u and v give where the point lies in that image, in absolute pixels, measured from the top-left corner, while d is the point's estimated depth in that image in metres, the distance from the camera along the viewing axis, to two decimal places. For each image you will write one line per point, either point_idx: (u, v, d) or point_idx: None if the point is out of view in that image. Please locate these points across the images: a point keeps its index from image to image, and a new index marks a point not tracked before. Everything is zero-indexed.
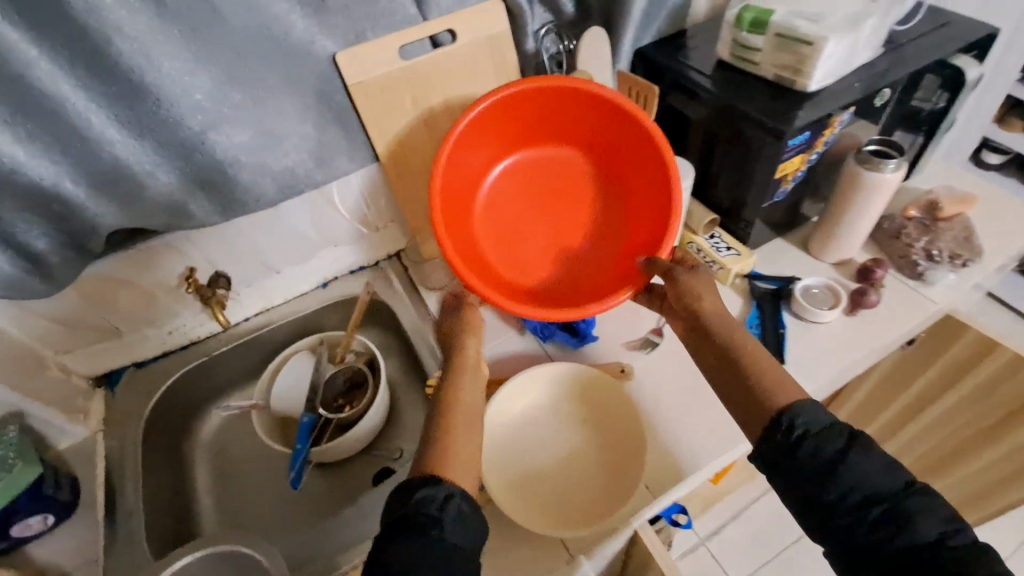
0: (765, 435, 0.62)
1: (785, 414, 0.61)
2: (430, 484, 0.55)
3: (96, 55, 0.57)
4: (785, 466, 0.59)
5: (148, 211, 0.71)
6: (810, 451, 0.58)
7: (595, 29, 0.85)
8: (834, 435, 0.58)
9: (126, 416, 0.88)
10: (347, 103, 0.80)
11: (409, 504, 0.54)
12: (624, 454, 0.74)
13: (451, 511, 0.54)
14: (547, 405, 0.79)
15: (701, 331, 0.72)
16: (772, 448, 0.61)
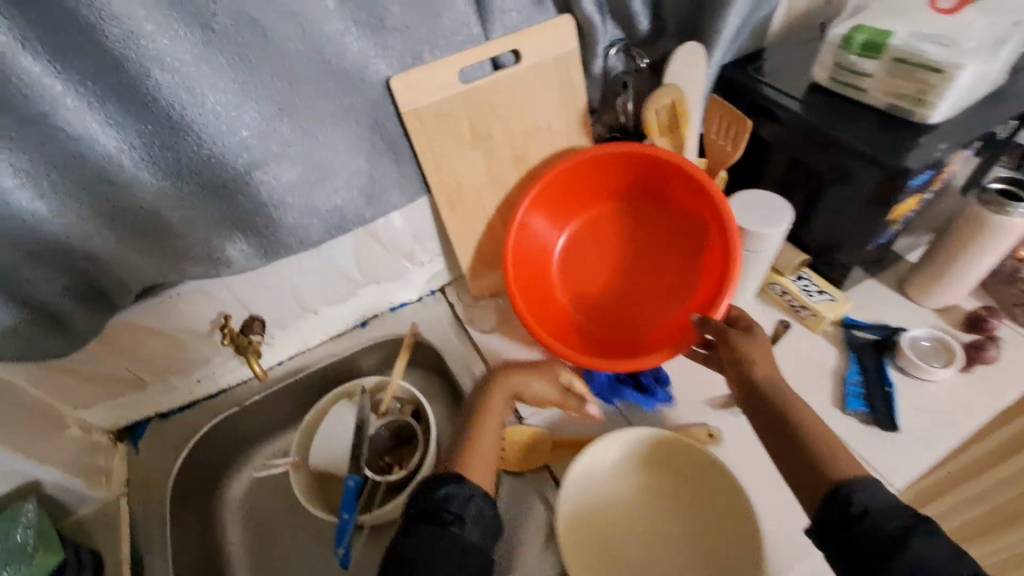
0: (819, 505, 0.52)
1: (842, 486, 0.51)
2: (454, 483, 0.60)
3: (132, 90, 0.49)
4: (840, 547, 0.50)
5: (183, 261, 0.62)
6: (868, 529, 0.48)
7: (692, 44, 0.71)
8: (897, 512, 0.48)
9: (151, 475, 0.80)
10: (400, 132, 0.72)
11: (434, 499, 0.59)
12: (720, 523, 0.65)
13: (472, 510, 0.59)
14: (613, 476, 0.70)
15: (753, 396, 0.63)
16: (827, 525, 0.51)
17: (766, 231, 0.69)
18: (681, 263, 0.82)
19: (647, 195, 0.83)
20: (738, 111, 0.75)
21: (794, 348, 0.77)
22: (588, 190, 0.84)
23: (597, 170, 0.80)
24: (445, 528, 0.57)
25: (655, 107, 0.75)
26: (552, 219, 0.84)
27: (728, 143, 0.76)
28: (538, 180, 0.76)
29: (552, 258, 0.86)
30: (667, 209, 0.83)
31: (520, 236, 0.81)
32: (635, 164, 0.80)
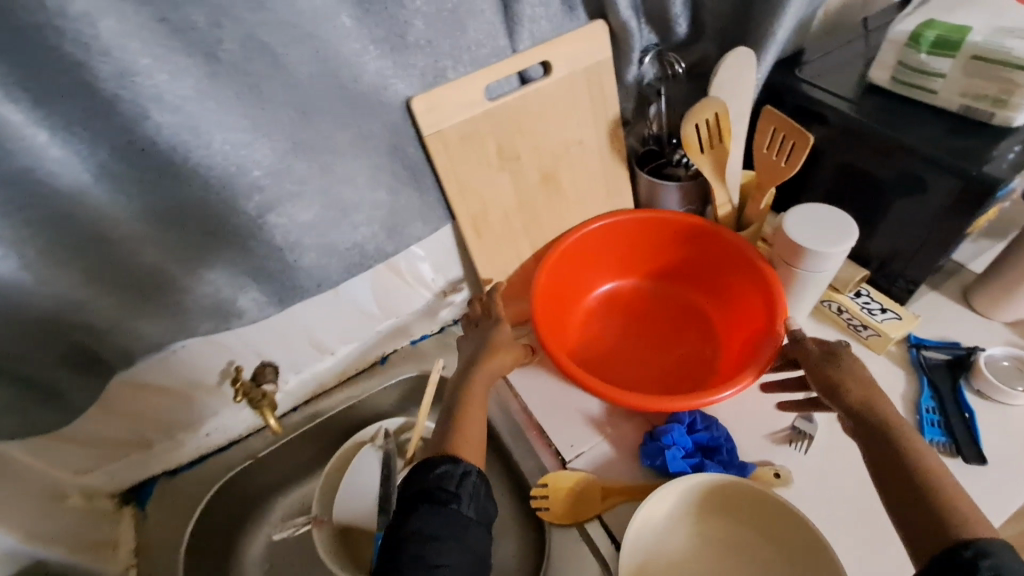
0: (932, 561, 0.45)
1: (967, 545, 0.44)
2: (449, 461, 0.56)
3: (128, 134, 0.42)
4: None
5: (190, 316, 0.55)
6: None
7: (743, 48, 0.65)
8: None
9: (162, 542, 0.72)
10: (421, 157, 0.65)
11: (430, 480, 0.55)
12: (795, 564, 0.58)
13: (468, 488, 0.55)
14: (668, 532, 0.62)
15: None
16: None
17: (830, 249, 0.63)
18: (714, 341, 0.79)
19: (679, 274, 0.84)
20: (794, 121, 0.66)
21: None
22: (621, 262, 0.84)
23: (632, 237, 0.81)
24: (443, 508, 0.52)
25: (695, 122, 0.66)
26: (582, 281, 0.83)
27: (780, 156, 0.68)
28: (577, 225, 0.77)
29: (575, 312, 0.83)
30: (699, 290, 0.83)
31: (564, 276, 0.80)
32: (669, 238, 0.81)
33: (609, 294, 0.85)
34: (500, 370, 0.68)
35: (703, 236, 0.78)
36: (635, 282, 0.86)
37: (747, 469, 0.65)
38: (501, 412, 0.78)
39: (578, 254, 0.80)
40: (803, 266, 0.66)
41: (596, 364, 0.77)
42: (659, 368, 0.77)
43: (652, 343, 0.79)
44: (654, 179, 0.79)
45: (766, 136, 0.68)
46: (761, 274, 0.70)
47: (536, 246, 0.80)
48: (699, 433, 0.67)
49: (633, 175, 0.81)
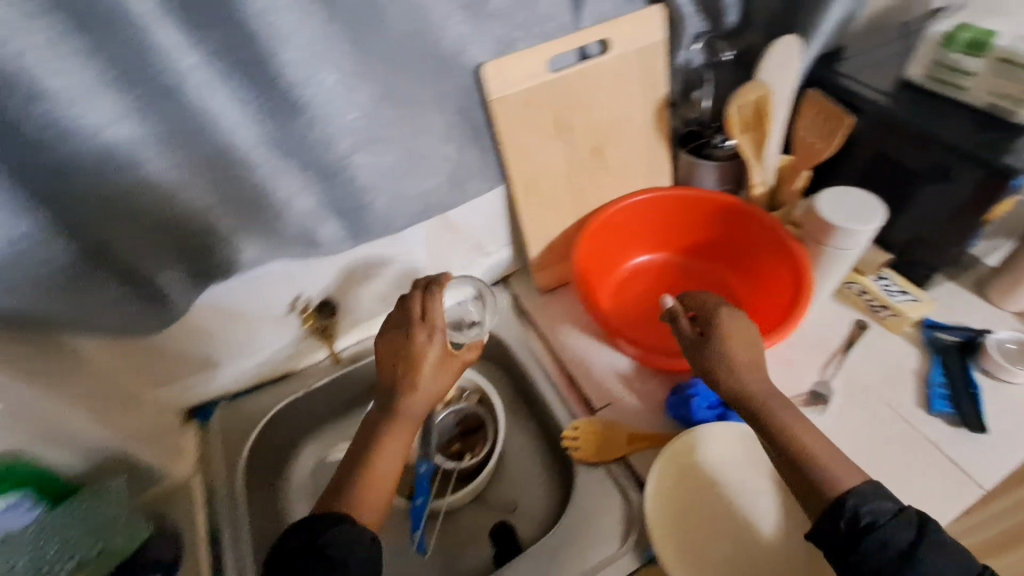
0: (822, 518, 0.53)
1: (847, 498, 0.52)
2: (340, 524, 0.57)
3: (259, 67, 0.49)
4: (848, 561, 0.50)
5: (282, 241, 0.61)
6: (879, 542, 0.49)
7: (787, 35, 0.70)
8: (903, 523, 0.50)
9: (225, 454, 0.79)
10: (486, 119, 0.71)
11: (321, 540, 0.55)
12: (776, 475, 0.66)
13: (358, 552, 0.56)
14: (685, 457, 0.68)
15: None
16: (835, 535, 0.52)
17: (858, 227, 0.68)
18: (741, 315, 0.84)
19: (711, 253, 0.89)
20: (838, 106, 0.73)
21: (874, 348, 0.77)
22: (657, 237, 0.90)
23: (669, 215, 0.87)
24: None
25: (738, 103, 0.73)
26: (619, 253, 0.89)
27: (824, 138, 0.74)
28: (620, 199, 0.84)
29: (611, 279, 0.89)
30: (729, 269, 0.88)
31: (603, 245, 0.86)
32: (703, 218, 0.86)
33: (642, 266, 0.91)
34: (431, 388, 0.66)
35: (737, 217, 0.83)
36: (668, 258, 0.91)
37: None
38: (536, 364, 0.85)
39: (619, 226, 0.86)
40: (832, 244, 0.71)
41: (628, 324, 0.83)
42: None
43: None
44: (693, 158, 0.85)
45: (813, 121, 0.75)
46: (792, 252, 0.76)
47: (580, 214, 0.86)
48: None
49: (673, 155, 0.86)
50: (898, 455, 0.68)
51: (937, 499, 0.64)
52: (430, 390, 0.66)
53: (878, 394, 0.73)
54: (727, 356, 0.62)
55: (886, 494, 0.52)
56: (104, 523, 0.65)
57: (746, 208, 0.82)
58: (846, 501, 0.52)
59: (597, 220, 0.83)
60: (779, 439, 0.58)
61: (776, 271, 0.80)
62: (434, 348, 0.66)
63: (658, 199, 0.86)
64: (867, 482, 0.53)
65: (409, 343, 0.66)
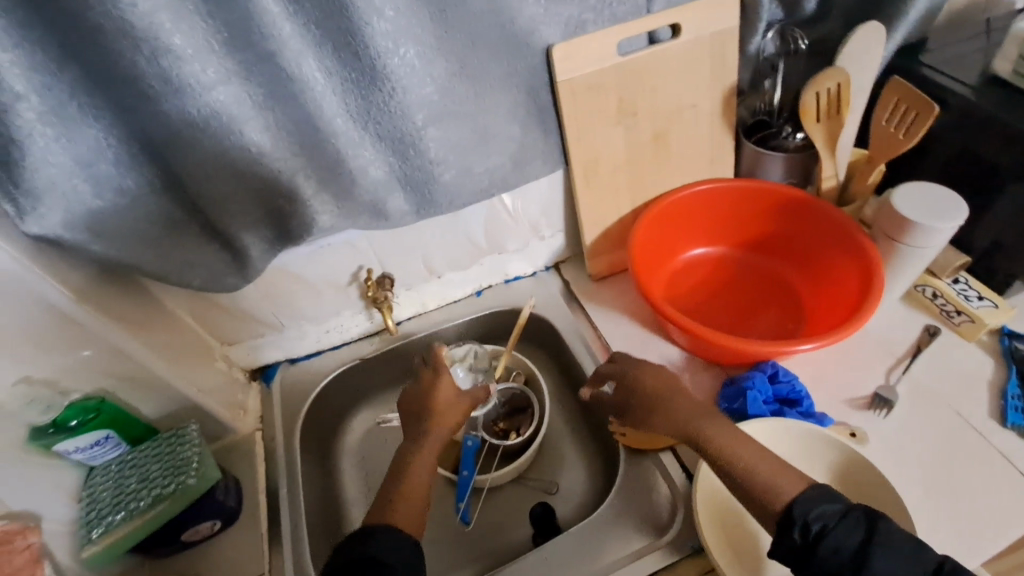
0: (778, 532, 0.50)
1: (794, 507, 0.50)
2: (378, 535, 0.58)
3: (348, 37, 0.51)
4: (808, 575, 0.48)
5: (354, 210, 0.64)
6: (831, 551, 0.47)
7: (871, 21, 0.67)
8: (853, 525, 0.47)
9: (283, 415, 0.83)
10: (552, 101, 0.72)
11: (367, 551, 0.56)
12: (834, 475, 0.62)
13: (402, 558, 0.57)
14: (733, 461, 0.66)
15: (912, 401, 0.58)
16: (789, 551, 0.49)
17: (938, 225, 0.65)
18: (802, 314, 0.82)
19: (774, 248, 0.87)
20: (921, 95, 0.68)
21: (945, 355, 0.73)
22: (717, 230, 0.88)
23: (732, 207, 0.85)
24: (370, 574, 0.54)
25: (814, 90, 0.69)
26: (676, 243, 0.88)
27: (901, 129, 0.70)
28: (681, 189, 0.82)
29: (666, 269, 0.88)
30: (792, 266, 0.85)
31: (661, 234, 0.85)
32: (767, 212, 0.84)
33: (699, 258, 0.90)
34: (448, 422, 0.70)
35: (804, 212, 0.80)
36: (727, 252, 0.89)
37: (825, 420, 0.68)
38: (584, 349, 0.85)
39: (678, 217, 0.85)
40: (907, 241, 0.68)
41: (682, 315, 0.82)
42: (733, 331, 0.81)
43: (737, 307, 0.84)
44: (758, 149, 0.83)
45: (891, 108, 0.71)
46: (863, 250, 0.72)
47: (638, 202, 0.85)
48: (781, 384, 0.70)
49: (738, 145, 0.85)
50: (965, 466, 0.64)
51: (1006, 515, 0.61)
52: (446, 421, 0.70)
53: (948, 401, 0.69)
54: (646, 398, 0.66)
55: (830, 495, 0.50)
56: (176, 464, 0.67)
57: (816, 203, 0.79)
58: (791, 511, 0.50)
59: (657, 208, 0.82)
60: (713, 458, 0.57)
61: (843, 269, 0.77)
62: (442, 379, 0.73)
63: (721, 190, 0.84)
64: (809, 487, 0.51)
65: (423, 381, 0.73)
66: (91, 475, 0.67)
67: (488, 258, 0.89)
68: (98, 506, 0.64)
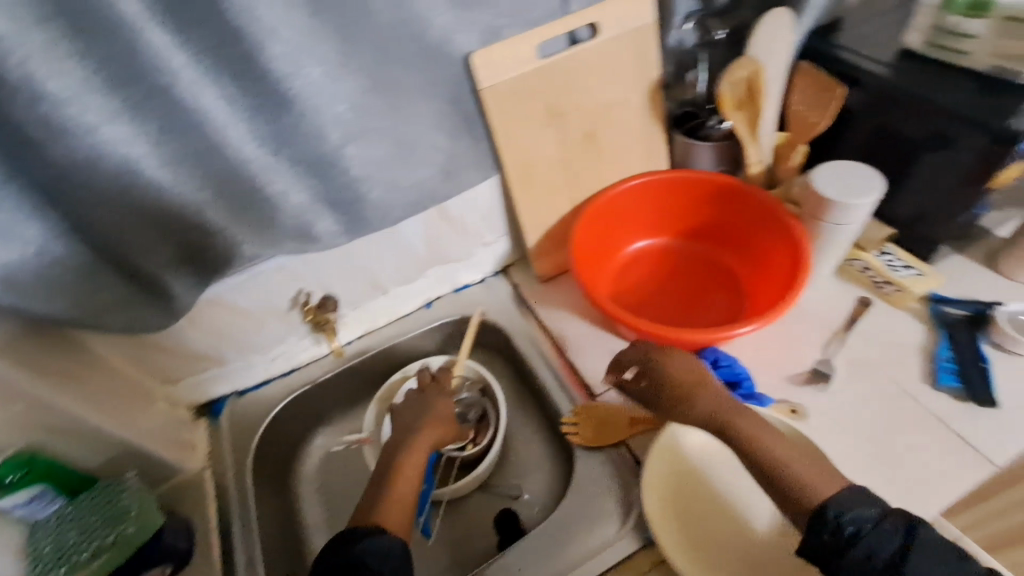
0: (810, 530, 0.53)
1: (829, 507, 0.52)
2: (372, 537, 0.59)
3: (246, 62, 0.50)
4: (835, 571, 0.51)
5: (278, 236, 0.63)
6: (863, 553, 0.49)
7: (777, 9, 0.68)
8: (888, 531, 0.50)
9: (233, 449, 0.80)
10: (478, 109, 0.71)
11: (354, 554, 0.57)
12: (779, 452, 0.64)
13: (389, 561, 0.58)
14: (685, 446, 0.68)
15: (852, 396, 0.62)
16: (818, 547, 0.52)
17: (855, 201, 0.67)
18: (741, 298, 0.84)
19: (713, 235, 0.88)
20: (827, 78, 0.73)
21: (878, 325, 0.76)
22: (658, 221, 0.89)
23: (670, 198, 0.86)
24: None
25: (730, 81, 0.71)
26: (618, 239, 0.89)
27: (815, 110, 0.74)
28: (617, 184, 0.83)
29: (610, 265, 0.89)
30: (731, 252, 0.87)
31: (603, 230, 0.85)
32: (703, 200, 0.86)
33: (642, 251, 0.91)
34: (434, 435, 0.73)
35: (737, 198, 0.82)
36: (669, 242, 0.91)
37: (766, 399, 0.70)
38: (537, 352, 0.85)
39: (618, 212, 0.86)
40: (830, 218, 0.71)
41: (627, 309, 0.84)
42: (678, 320, 0.82)
43: (681, 296, 0.85)
44: (688, 140, 0.84)
45: (804, 93, 0.76)
46: (791, 231, 0.74)
47: (577, 201, 0.85)
48: (723, 368, 0.71)
49: (669, 137, 0.86)
50: (904, 431, 0.66)
51: (944, 474, 0.63)
52: (435, 434, 0.73)
53: (883, 370, 0.71)
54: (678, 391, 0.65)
55: (869, 499, 0.52)
56: (114, 513, 0.64)
57: (746, 188, 0.80)
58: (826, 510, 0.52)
59: (596, 206, 0.82)
60: (747, 451, 0.59)
61: (775, 251, 0.79)
62: (441, 400, 0.78)
63: (657, 183, 0.85)
64: (845, 489, 0.54)
65: (421, 398, 0.78)
66: (33, 533, 0.64)
67: (433, 270, 0.89)
68: (40, 565, 0.61)
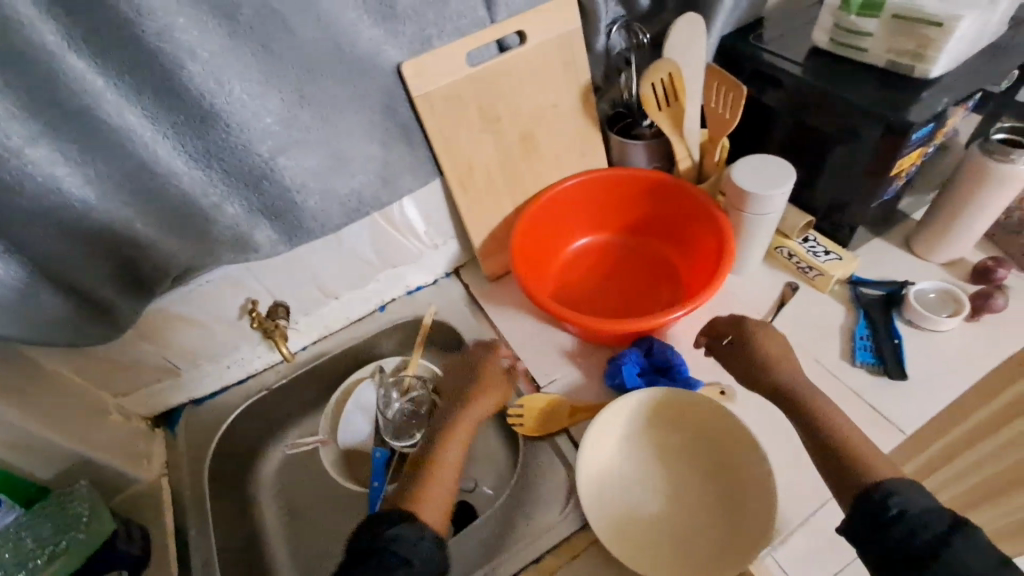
0: (858, 508, 0.55)
1: (879, 489, 0.55)
2: (400, 524, 0.63)
3: (166, 81, 0.52)
4: (878, 548, 0.52)
5: (215, 247, 0.65)
6: (904, 533, 0.51)
7: (688, 13, 0.72)
8: (936, 516, 0.51)
9: (188, 458, 0.82)
10: (413, 116, 0.74)
11: (381, 541, 0.61)
12: (693, 441, 0.70)
13: (421, 552, 0.60)
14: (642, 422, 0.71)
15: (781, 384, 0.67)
16: (862, 525, 0.54)
17: (769, 192, 0.72)
18: (677, 287, 0.87)
19: (650, 229, 0.92)
20: (730, 78, 0.75)
21: (803, 308, 0.80)
22: (598, 218, 0.93)
23: (607, 195, 0.90)
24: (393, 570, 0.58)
25: (650, 82, 0.75)
26: (560, 237, 0.92)
27: (722, 106, 0.77)
28: (554, 184, 0.87)
29: (553, 262, 0.92)
30: (668, 244, 0.91)
31: (543, 229, 0.89)
32: (638, 196, 0.89)
33: (584, 248, 0.94)
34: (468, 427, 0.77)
35: (668, 192, 0.86)
36: (610, 238, 0.94)
37: (695, 383, 0.74)
38: None
39: (558, 210, 0.89)
40: (749, 209, 0.75)
41: (567, 304, 0.87)
42: (616, 312, 0.86)
43: (620, 289, 0.89)
44: (622, 139, 0.89)
45: (712, 90, 0.77)
46: (716, 221, 0.78)
47: (518, 202, 0.88)
48: (656, 355, 0.76)
49: (605, 137, 0.90)
50: None
51: None
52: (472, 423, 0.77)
53: (806, 350, 0.76)
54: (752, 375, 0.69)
55: (926, 492, 0.54)
56: (65, 521, 0.66)
57: (675, 182, 0.84)
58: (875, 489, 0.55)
59: (534, 207, 0.86)
60: (819, 425, 0.63)
61: (705, 240, 0.83)
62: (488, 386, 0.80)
63: (593, 181, 0.89)
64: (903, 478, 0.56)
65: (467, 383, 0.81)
66: None
67: (384, 274, 0.91)
68: None
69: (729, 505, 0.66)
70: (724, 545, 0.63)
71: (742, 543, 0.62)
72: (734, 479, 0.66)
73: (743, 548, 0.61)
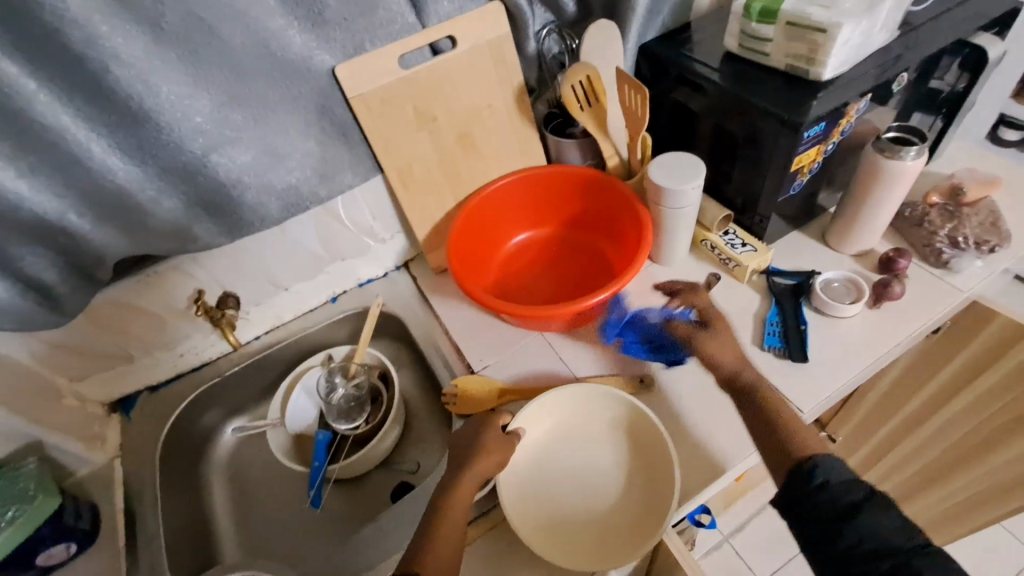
0: (786, 484, 0.61)
1: (810, 462, 0.60)
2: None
3: (95, 83, 0.57)
4: (804, 510, 0.58)
5: (153, 237, 0.70)
6: (829, 499, 0.57)
7: (601, 22, 0.79)
8: (854, 485, 0.57)
9: (142, 442, 0.86)
10: (349, 117, 0.78)
11: None
12: (602, 432, 0.75)
13: None
14: (561, 419, 0.76)
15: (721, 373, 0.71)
16: (793, 490, 0.60)
17: (676, 189, 0.76)
18: (607, 275, 0.92)
19: (586, 223, 0.97)
20: (634, 81, 0.77)
21: (721, 297, 0.85)
22: (538, 213, 0.98)
23: (543, 191, 0.95)
24: None
25: (570, 84, 0.81)
26: (501, 232, 0.97)
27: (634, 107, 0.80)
28: (492, 182, 0.92)
29: (494, 256, 0.97)
30: (602, 236, 0.96)
31: (482, 224, 0.93)
32: (572, 191, 0.94)
33: (525, 243, 0.99)
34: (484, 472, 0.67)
35: (598, 187, 0.91)
36: (549, 233, 0.99)
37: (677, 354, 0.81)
38: (430, 339, 0.93)
39: (497, 207, 0.94)
40: (665, 203, 0.79)
41: (503, 294, 0.92)
42: (548, 301, 0.90)
43: (555, 281, 0.93)
44: (558, 138, 0.94)
45: (623, 92, 0.80)
46: (639, 214, 0.83)
47: (459, 197, 0.93)
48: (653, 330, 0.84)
49: (542, 136, 0.95)
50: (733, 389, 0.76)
51: None
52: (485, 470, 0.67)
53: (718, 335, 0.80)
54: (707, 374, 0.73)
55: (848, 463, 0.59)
56: (13, 494, 0.71)
57: (603, 178, 0.89)
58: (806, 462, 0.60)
59: (473, 203, 0.90)
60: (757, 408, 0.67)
61: (631, 231, 0.88)
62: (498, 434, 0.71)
63: (530, 179, 0.94)
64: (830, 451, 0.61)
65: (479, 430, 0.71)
66: None
67: (333, 267, 0.95)
68: None
69: (640, 485, 0.71)
70: (643, 522, 0.68)
71: (658, 516, 0.67)
72: (647, 465, 0.72)
73: (661, 516, 0.66)
